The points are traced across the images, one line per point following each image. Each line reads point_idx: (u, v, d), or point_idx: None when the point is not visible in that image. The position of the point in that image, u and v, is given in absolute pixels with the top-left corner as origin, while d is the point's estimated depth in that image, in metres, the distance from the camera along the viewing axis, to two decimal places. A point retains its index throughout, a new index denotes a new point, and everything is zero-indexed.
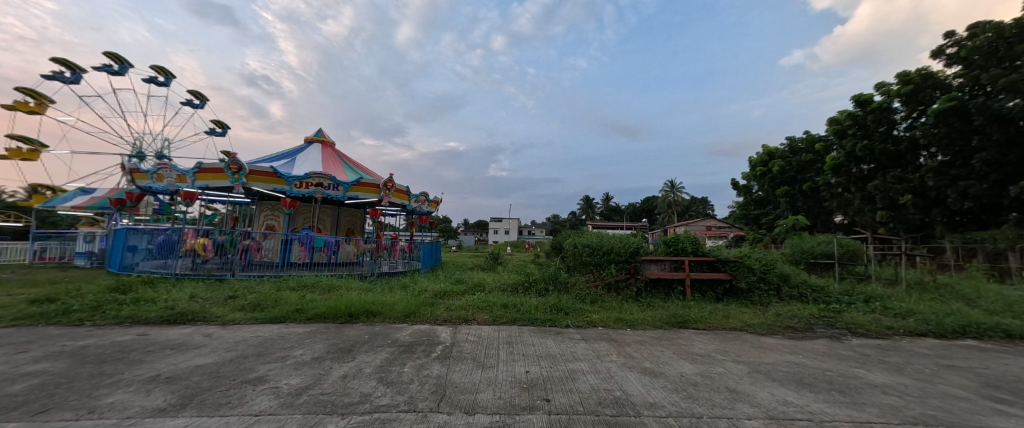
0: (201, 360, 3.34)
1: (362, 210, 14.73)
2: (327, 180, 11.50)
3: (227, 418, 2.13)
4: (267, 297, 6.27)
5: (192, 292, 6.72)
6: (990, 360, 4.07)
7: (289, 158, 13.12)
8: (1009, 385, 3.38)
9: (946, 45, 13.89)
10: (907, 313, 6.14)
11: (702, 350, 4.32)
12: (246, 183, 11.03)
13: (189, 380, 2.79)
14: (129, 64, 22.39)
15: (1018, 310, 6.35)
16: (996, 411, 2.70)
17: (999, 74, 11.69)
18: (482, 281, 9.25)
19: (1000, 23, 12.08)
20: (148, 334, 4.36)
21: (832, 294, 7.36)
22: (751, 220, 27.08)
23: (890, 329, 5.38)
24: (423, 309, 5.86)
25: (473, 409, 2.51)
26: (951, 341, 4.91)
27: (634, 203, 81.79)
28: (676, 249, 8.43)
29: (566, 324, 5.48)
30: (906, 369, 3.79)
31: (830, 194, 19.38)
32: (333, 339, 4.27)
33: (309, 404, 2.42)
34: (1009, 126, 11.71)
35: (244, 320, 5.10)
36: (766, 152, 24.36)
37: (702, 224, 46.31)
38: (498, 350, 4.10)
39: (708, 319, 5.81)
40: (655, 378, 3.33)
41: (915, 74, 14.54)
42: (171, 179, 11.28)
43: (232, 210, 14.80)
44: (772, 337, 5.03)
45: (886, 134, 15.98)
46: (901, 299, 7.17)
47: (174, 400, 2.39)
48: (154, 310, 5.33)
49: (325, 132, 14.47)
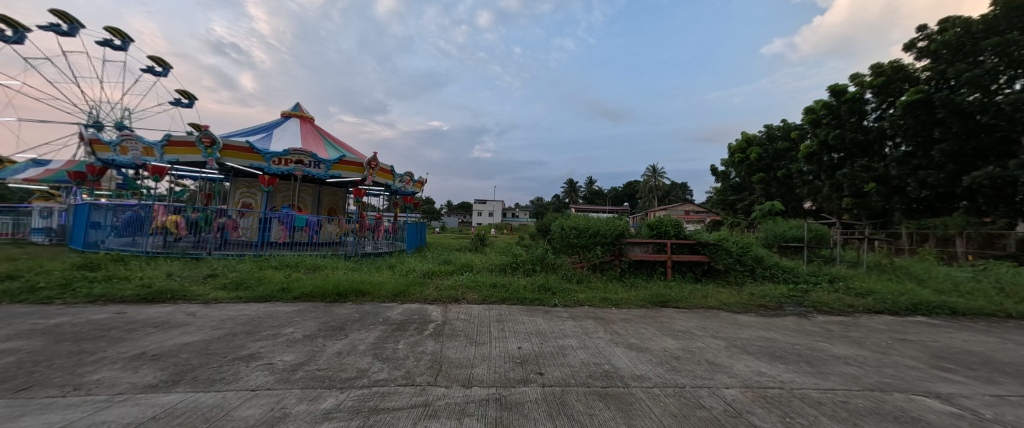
0: (187, 337, 3.26)
1: (345, 189, 14.28)
2: (308, 158, 11.04)
3: (224, 393, 2.12)
4: (250, 275, 6.12)
5: (168, 270, 6.46)
6: (938, 334, 4.51)
7: (265, 133, 12.50)
8: (953, 355, 3.75)
9: (918, 39, 14.33)
10: (867, 292, 6.66)
11: (684, 327, 4.56)
12: (220, 158, 10.42)
13: (178, 357, 2.72)
14: (80, 25, 20.27)
15: (964, 290, 7.00)
16: (941, 378, 3.03)
17: (965, 68, 12.25)
18: (470, 261, 9.29)
19: (968, 18, 12.57)
20: (126, 312, 4.20)
21: (800, 275, 7.87)
22: (728, 206, 28.10)
23: (851, 307, 5.82)
24: (412, 289, 5.88)
25: (469, 382, 2.58)
26: (904, 318, 5.38)
27: (617, 188, 83.34)
28: (659, 232, 8.65)
29: (554, 303, 5.65)
30: (866, 342, 4.14)
31: (802, 181, 20.32)
32: (323, 318, 4.22)
33: (306, 379, 2.43)
34: (967, 119, 12.43)
35: (228, 299, 4.98)
36: (744, 138, 25.16)
37: (681, 209, 47.91)
38: (489, 327, 4.19)
39: (688, 298, 6.09)
40: (641, 353, 3.51)
41: (888, 66, 15.05)
42: (136, 152, 10.50)
43: (204, 187, 13.99)
44: (746, 315, 5.36)
45: (856, 125, 16.68)
46: (862, 280, 7.73)
47: (165, 376, 2.34)
48: (130, 288, 5.12)
49: (304, 107, 13.78)
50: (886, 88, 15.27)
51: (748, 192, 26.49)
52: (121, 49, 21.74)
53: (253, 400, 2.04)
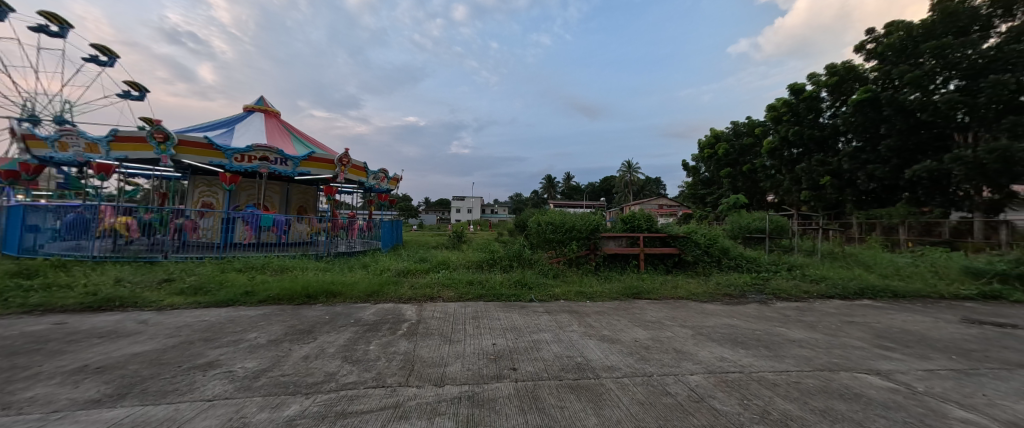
0: (137, 347, 3.05)
1: (316, 187, 13.73)
2: (273, 155, 10.54)
3: (177, 405, 2.00)
4: (210, 278, 5.80)
5: (118, 275, 6.01)
6: (880, 315, 4.91)
7: (227, 128, 11.80)
8: (893, 335, 4.09)
9: (867, 41, 15.33)
10: (821, 278, 7.15)
11: (654, 317, 4.72)
12: (175, 155, 9.74)
13: (126, 369, 2.55)
14: (8, 8, 18.26)
15: (905, 274, 7.65)
16: (882, 356, 3.30)
17: (907, 69, 13.24)
18: (446, 259, 9.20)
19: (909, 22, 13.57)
20: (68, 323, 3.88)
21: (762, 264, 8.32)
22: (698, 200, 29.33)
23: (807, 293, 6.23)
24: (386, 288, 5.76)
25: (442, 381, 2.57)
26: (852, 302, 5.83)
27: (594, 184, 85.12)
28: (632, 226, 8.91)
29: (530, 298, 5.70)
30: (818, 325, 4.44)
31: (765, 175, 21.41)
32: (290, 321, 4.07)
33: (268, 386, 2.33)
34: (909, 117, 13.50)
35: (186, 305, 4.69)
36: (712, 134, 26.20)
37: (654, 203, 49.47)
38: (464, 324, 4.17)
39: (659, 289, 6.31)
40: (612, 344, 3.61)
41: (841, 67, 16.04)
42: (78, 148, 9.65)
43: (159, 186, 13.06)
44: (712, 304, 5.63)
45: (813, 121, 17.74)
46: (817, 267, 8.28)
47: (110, 390, 2.19)
48: (73, 296, 4.73)
49: (268, 101, 13.10)
50: (840, 87, 16.28)
51: (717, 186, 27.68)
52: (58, 35, 19.74)
53: (210, 411, 1.95)
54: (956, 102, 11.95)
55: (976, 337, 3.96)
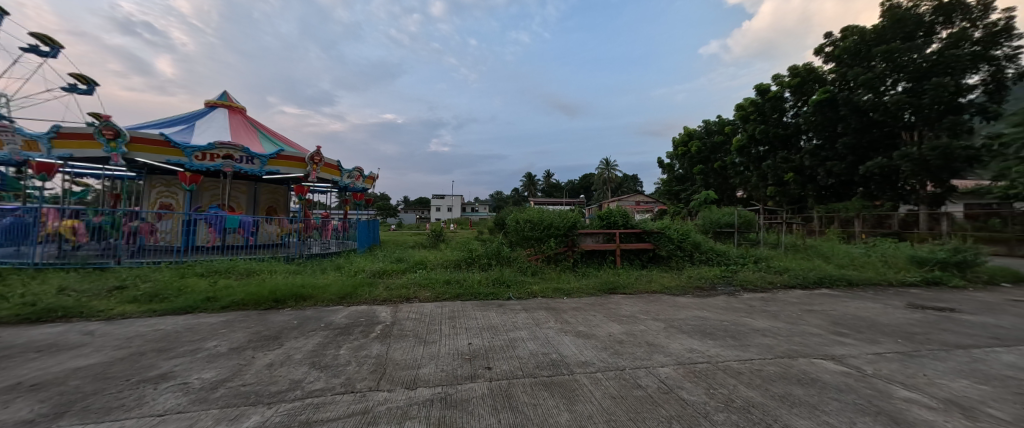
0: (82, 361, 2.82)
1: (287, 186, 13.18)
2: (238, 152, 10.04)
3: (122, 422, 1.87)
4: (168, 285, 5.46)
5: (61, 284, 5.54)
6: (836, 303, 5.22)
7: (186, 124, 11.12)
8: (847, 321, 4.36)
9: (826, 44, 16.18)
10: (785, 269, 7.54)
11: (629, 312, 4.83)
12: (127, 153, 9.08)
13: (65, 385, 2.36)
14: None
15: (859, 264, 8.19)
16: (837, 342, 3.50)
17: (862, 71, 14.08)
18: (424, 258, 9.05)
19: (863, 27, 14.42)
20: (1, 336, 3.55)
21: (731, 257, 8.68)
22: (673, 196, 30.26)
23: (771, 283, 6.56)
24: (361, 290, 5.60)
25: (414, 384, 2.52)
26: (812, 291, 6.18)
27: (575, 181, 86.30)
28: (609, 222, 9.10)
29: (508, 296, 5.70)
30: (781, 315, 4.67)
31: (735, 172, 22.32)
32: (255, 327, 3.89)
33: (228, 398, 2.21)
34: (863, 116, 14.40)
35: (139, 314, 4.40)
36: (686, 132, 27.03)
37: (632, 200, 50.72)
38: (440, 324, 4.12)
39: (635, 284, 6.46)
40: (587, 340, 3.65)
41: (802, 68, 16.87)
42: (13, 146, 8.79)
43: (111, 186, 12.15)
44: (684, 297, 5.83)
45: (778, 120, 18.61)
46: (780, 259, 8.75)
47: (46, 409, 2.01)
48: (7, 307, 4.32)
49: (233, 96, 12.42)
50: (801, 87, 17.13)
51: (691, 183, 28.64)
52: None
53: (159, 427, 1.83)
54: (904, 102, 12.87)
55: (919, 321, 4.28)
